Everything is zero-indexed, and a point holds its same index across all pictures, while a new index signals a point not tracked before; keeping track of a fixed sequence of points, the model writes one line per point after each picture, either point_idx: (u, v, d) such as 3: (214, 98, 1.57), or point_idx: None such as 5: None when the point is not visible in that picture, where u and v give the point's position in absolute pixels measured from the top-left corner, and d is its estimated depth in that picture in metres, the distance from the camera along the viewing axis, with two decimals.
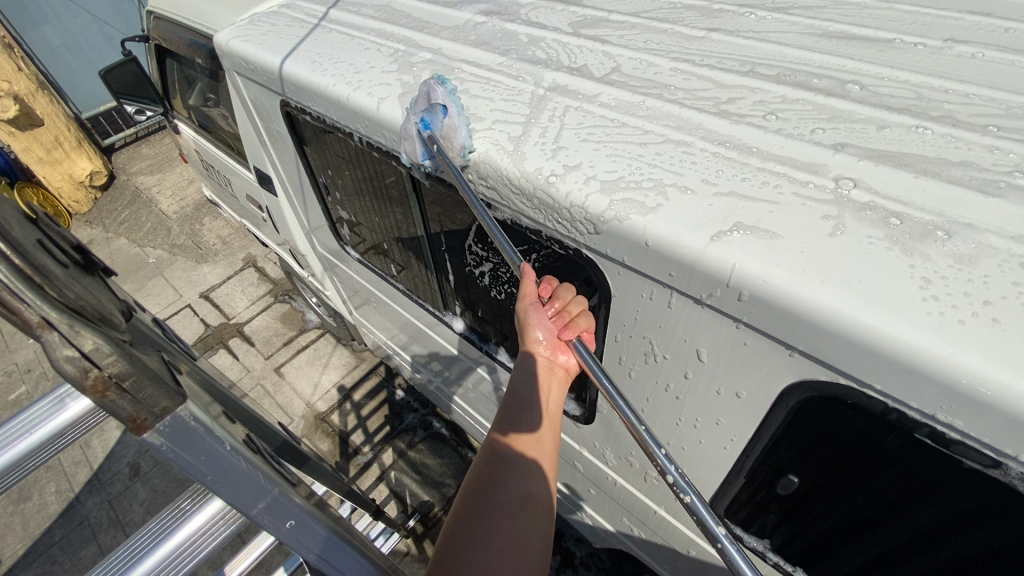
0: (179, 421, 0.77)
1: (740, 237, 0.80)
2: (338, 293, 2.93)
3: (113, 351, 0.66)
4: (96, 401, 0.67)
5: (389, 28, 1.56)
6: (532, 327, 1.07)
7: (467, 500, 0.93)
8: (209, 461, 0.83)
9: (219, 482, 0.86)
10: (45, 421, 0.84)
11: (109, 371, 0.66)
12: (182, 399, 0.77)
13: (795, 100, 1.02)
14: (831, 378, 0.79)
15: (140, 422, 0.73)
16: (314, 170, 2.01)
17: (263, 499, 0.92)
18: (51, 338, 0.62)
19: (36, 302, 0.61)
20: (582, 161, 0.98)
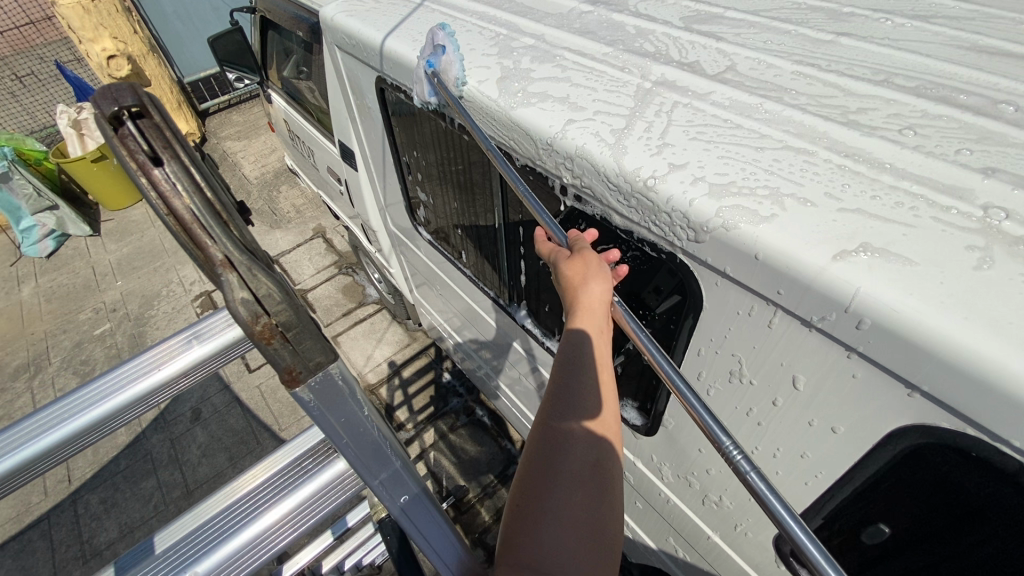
0: (330, 378, 0.79)
1: (868, 258, 0.73)
2: (401, 271, 2.99)
3: (282, 298, 0.68)
4: (261, 347, 0.69)
5: (491, 11, 1.55)
6: (598, 281, 0.98)
7: (525, 479, 0.85)
8: (349, 427, 0.88)
9: (353, 443, 0.91)
10: (177, 357, 0.97)
11: (276, 318, 0.68)
12: (333, 357, 0.79)
13: (936, 116, 0.93)
14: (955, 426, 0.71)
15: (296, 373, 0.75)
16: (399, 148, 2.04)
17: (386, 469, 0.97)
18: (230, 278, 0.64)
19: (222, 238, 0.64)
20: (689, 160, 0.93)
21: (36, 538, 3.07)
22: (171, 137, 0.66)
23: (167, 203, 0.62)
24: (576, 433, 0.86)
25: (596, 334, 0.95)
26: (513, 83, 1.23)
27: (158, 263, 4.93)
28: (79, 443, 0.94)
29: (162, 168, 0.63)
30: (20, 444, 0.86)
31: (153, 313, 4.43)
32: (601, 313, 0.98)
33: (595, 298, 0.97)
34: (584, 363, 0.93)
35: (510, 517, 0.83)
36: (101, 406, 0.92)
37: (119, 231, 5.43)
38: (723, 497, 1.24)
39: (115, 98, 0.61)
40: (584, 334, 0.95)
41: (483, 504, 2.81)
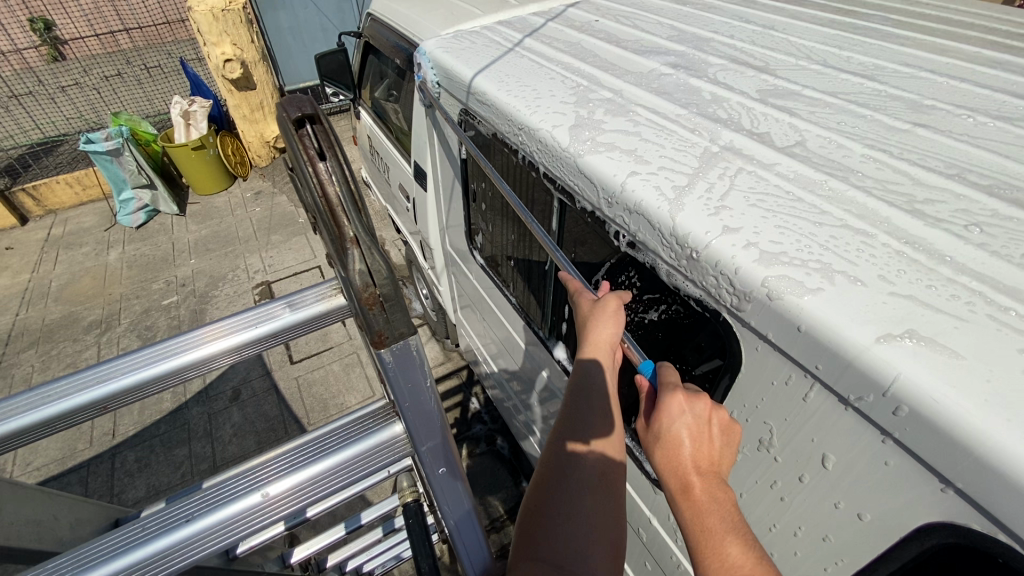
0: (407, 347, 0.95)
1: (913, 345, 0.74)
2: (449, 291, 3.10)
3: (388, 276, 0.84)
4: (364, 313, 0.87)
5: (576, 63, 1.67)
6: (608, 324, 1.04)
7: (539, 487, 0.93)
8: (412, 393, 1.00)
9: (413, 411, 1.02)
10: (274, 318, 1.17)
11: (380, 290, 0.84)
12: (413, 331, 0.95)
13: (1008, 217, 0.92)
14: (988, 532, 0.68)
15: (383, 338, 0.91)
16: (469, 175, 2.17)
17: (432, 438, 1.05)
18: (354, 252, 0.81)
19: (355, 222, 0.81)
20: (745, 225, 0.97)
21: (74, 482, 3.28)
22: (335, 141, 0.83)
23: (322, 188, 0.80)
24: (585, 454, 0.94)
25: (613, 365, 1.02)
26: (585, 131, 1.31)
27: (230, 249, 5.30)
28: (183, 376, 1.14)
29: (324, 162, 0.81)
30: (141, 366, 1.08)
31: (216, 293, 4.75)
32: (609, 351, 1.03)
33: (605, 336, 1.03)
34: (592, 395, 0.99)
35: (526, 521, 0.91)
36: (208, 345, 1.12)
37: (202, 214, 5.89)
38: None
39: (299, 107, 0.82)
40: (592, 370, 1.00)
41: (489, 536, 2.77)
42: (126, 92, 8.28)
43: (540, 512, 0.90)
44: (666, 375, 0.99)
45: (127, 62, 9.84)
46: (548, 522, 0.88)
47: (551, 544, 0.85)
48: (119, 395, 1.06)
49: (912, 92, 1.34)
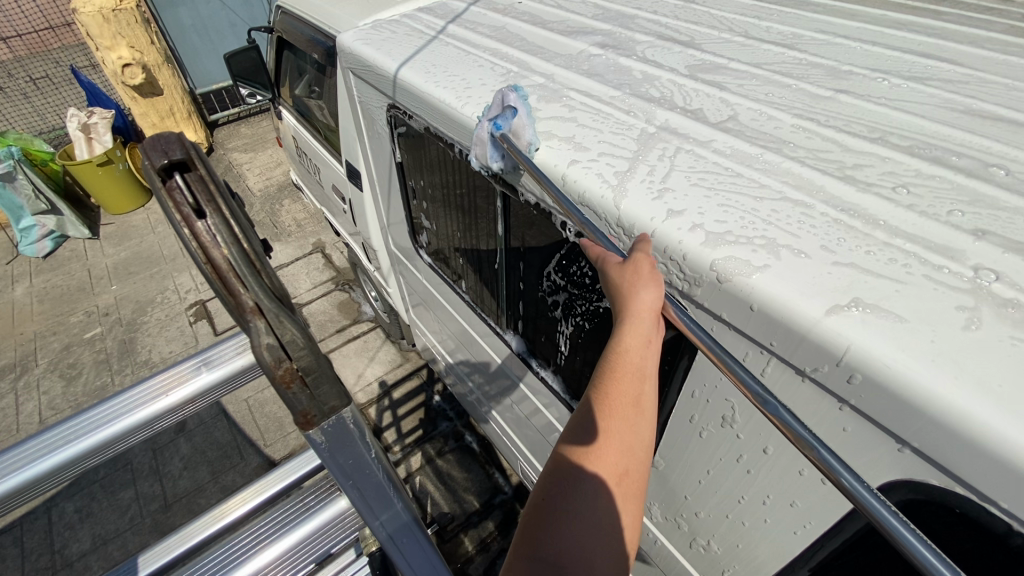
0: (340, 421, 1.07)
1: (861, 314, 0.75)
2: (398, 292, 3.00)
3: (302, 348, 0.90)
4: (284, 390, 0.93)
5: (504, 48, 1.61)
6: (648, 288, 0.89)
7: (556, 474, 0.85)
8: (356, 466, 1.08)
9: (358, 488, 1.07)
10: (187, 382, 1.07)
11: (296, 363, 0.91)
12: (345, 404, 1.06)
13: (930, 176, 0.95)
14: (942, 484, 0.71)
15: (309, 411, 0.99)
16: (405, 173, 2.08)
17: (387, 506, 1.07)
18: (258, 325, 0.85)
19: (254, 291, 0.83)
20: (689, 207, 0.96)
21: (6, 544, 2.98)
22: (214, 190, 0.82)
23: (208, 254, 0.80)
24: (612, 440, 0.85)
25: (651, 339, 0.90)
26: None
27: (155, 269, 4.92)
28: (85, 464, 1.02)
29: (204, 220, 0.81)
30: (27, 462, 0.95)
31: (145, 319, 4.40)
32: (651, 326, 0.89)
33: (646, 306, 0.89)
34: (626, 371, 0.88)
35: (532, 510, 0.84)
36: (111, 427, 1.01)
37: (118, 235, 5.42)
38: (711, 541, 1.22)
39: (165, 153, 0.78)
40: (628, 343, 0.88)
41: (467, 534, 2.75)
42: (11, 107, 7.43)
43: (553, 501, 0.82)
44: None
45: (7, 74, 8.83)
46: (562, 516, 0.81)
47: (562, 537, 0.79)
48: (3, 499, 0.93)
49: (829, 58, 1.38)
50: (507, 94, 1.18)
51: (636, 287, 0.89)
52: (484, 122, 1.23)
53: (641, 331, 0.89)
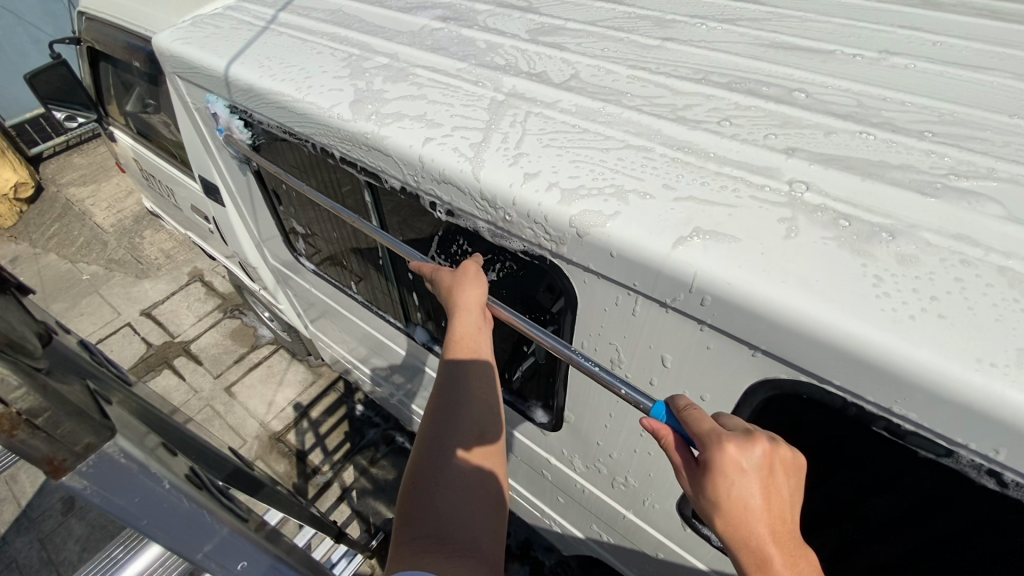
0: (103, 459, 0.81)
1: (702, 241, 0.82)
2: (292, 307, 2.81)
3: (23, 387, 0.73)
4: (5, 441, 0.72)
5: (342, 32, 1.52)
6: (470, 287, 1.04)
7: (419, 461, 0.93)
8: (145, 504, 0.88)
9: (158, 527, 0.91)
10: None
11: (15, 408, 0.72)
12: (109, 436, 0.81)
13: (748, 107, 1.05)
14: (791, 376, 0.80)
15: (58, 463, 0.76)
16: (267, 179, 1.92)
17: (208, 542, 0.99)
18: None
19: None
20: (543, 167, 0.98)
21: None
22: None
23: None
24: (462, 415, 0.97)
25: (483, 327, 1.04)
26: (367, 105, 1.21)
27: None
28: None
29: None
30: None
31: None
32: (478, 316, 1.03)
33: (472, 300, 1.03)
34: (467, 351, 1.01)
35: (404, 500, 0.90)
36: None
37: None
38: (629, 477, 1.30)
39: None
40: (462, 334, 1.01)
41: None
42: None
43: (420, 486, 0.90)
44: (700, 427, 0.71)
45: None
46: (429, 494, 0.88)
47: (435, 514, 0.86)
48: None
49: (654, 9, 1.46)
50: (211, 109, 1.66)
51: (461, 289, 1.04)
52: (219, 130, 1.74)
53: (474, 319, 1.03)
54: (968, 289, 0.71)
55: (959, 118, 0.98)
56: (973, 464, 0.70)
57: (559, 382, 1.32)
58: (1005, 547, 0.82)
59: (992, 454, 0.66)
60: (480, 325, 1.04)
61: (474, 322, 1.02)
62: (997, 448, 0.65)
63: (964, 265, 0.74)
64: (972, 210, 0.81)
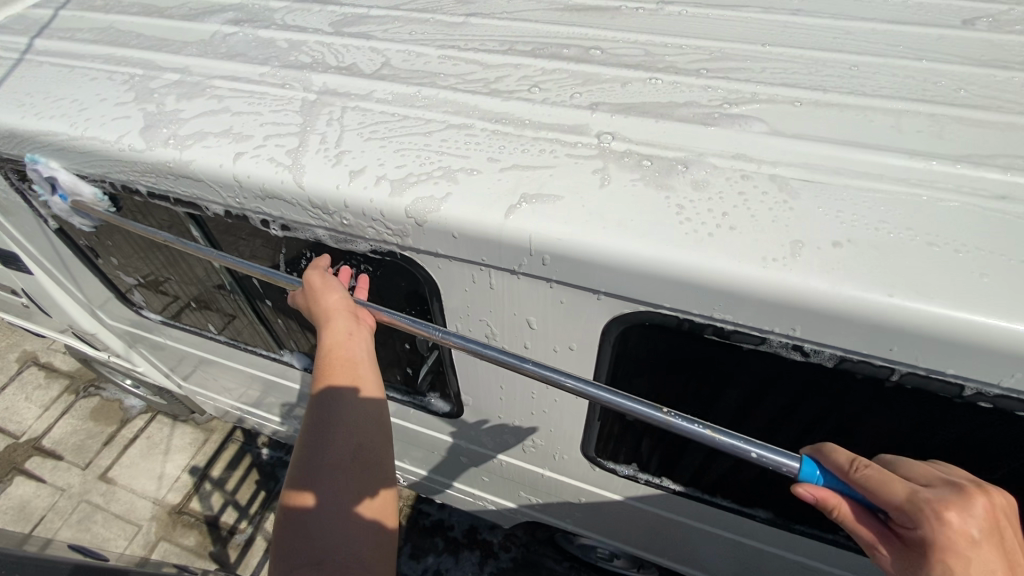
0: None
1: (530, 205, 0.85)
2: (155, 367, 2.35)
3: None
4: None
5: (118, 51, 1.34)
6: (329, 293, 1.02)
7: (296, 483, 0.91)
8: None
9: None
10: None
11: None
12: None
13: (553, 70, 1.10)
14: (634, 309, 0.88)
15: None
16: (71, 232, 1.62)
17: None
18: None
19: None
20: (368, 163, 0.96)
21: None
22: None
23: None
24: (338, 426, 0.93)
25: (351, 329, 1.01)
26: (162, 130, 1.08)
27: None
28: None
29: None
30: None
31: None
32: (344, 320, 1.00)
33: (333, 306, 1.01)
34: (336, 360, 0.97)
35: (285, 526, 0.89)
36: None
37: None
38: (535, 438, 1.36)
39: None
40: (328, 342, 0.99)
41: None
42: None
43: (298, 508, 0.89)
44: (841, 460, 0.73)
45: None
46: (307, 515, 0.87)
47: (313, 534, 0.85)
48: None
49: None
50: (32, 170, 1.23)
51: (320, 296, 1.02)
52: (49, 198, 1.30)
53: (340, 325, 1.00)
54: (749, 200, 0.83)
55: (726, 53, 1.11)
56: (782, 344, 0.81)
57: (448, 368, 1.32)
58: (815, 414, 0.93)
59: (793, 332, 0.78)
60: (347, 329, 1.00)
61: (339, 327, 1.00)
62: (793, 326, 0.77)
63: (744, 179, 0.86)
64: (744, 131, 0.93)
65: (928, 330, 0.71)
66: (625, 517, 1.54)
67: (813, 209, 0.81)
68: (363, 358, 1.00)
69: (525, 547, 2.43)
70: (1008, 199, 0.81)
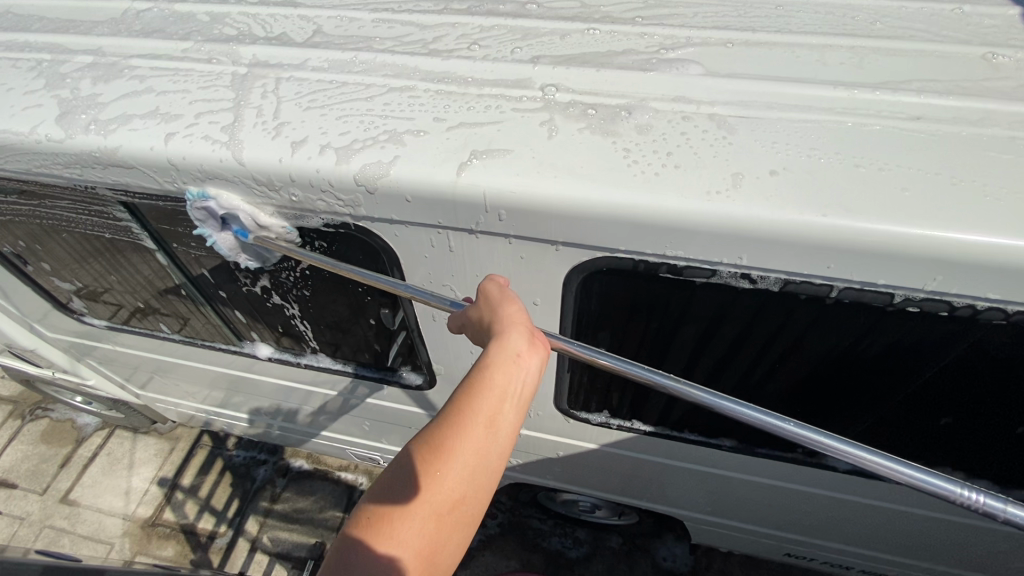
0: None
1: (480, 162, 0.86)
2: (106, 378, 2.22)
3: None
4: None
5: (17, 36, 1.22)
6: (509, 305, 0.82)
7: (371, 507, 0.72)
8: None
9: None
10: None
11: None
12: None
13: (491, 27, 1.09)
14: (591, 255, 0.90)
15: None
16: None
17: None
18: None
19: None
20: (310, 132, 0.93)
21: None
22: None
23: None
24: (450, 463, 0.71)
25: (522, 356, 0.76)
26: (80, 116, 1.01)
27: None
28: None
29: None
30: None
31: None
32: (520, 343, 0.77)
33: (511, 321, 0.79)
34: (489, 388, 0.73)
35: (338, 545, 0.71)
36: None
37: None
38: None
39: None
40: (493, 359, 0.75)
41: None
42: None
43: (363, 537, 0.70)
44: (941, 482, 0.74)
45: None
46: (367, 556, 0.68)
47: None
48: None
49: None
50: (197, 207, 1.00)
51: (499, 308, 0.81)
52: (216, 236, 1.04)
53: (510, 342, 0.76)
54: (691, 139, 0.86)
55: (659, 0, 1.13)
56: (731, 274, 0.85)
57: (417, 340, 1.30)
58: (766, 339, 1.00)
59: (740, 261, 0.82)
60: (514, 358, 0.75)
61: (511, 349, 0.76)
62: (739, 255, 0.82)
63: (685, 120, 0.89)
64: (682, 74, 0.95)
65: (881, 248, 0.76)
66: (603, 465, 1.60)
67: (751, 142, 0.85)
68: (515, 394, 0.74)
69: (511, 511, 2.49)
70: (922, 118, 0.87)
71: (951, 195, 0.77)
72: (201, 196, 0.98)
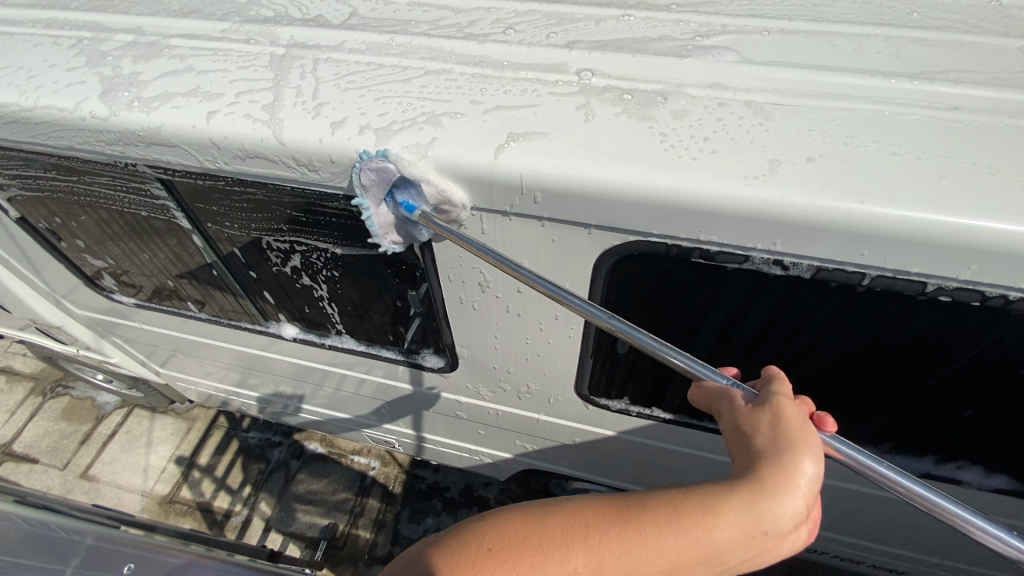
0: None
1: (519, 144, 0.87)
2: (130, 356, 2.27)
3: None
4: None
5: (58, 14, 1.25)
6: (806, 456, 0.69)
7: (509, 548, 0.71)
8: None
9: None
10: None
11: None
12: None
13: (526, 12, 1.10)
14: (624, 240, 0.92)
15: None
16: (28, 216, 1.53)
17: None
18: None
19: None
20: (350, 112, 0.95)
21: None
22: None
23: None
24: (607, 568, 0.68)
25: (769, 527, 0.66)
26: (123, 93, 1.03)
27: None
28: None
29: None
30: None
31: None
32: (778, 520, 0.66)
33: (791, 475, 0.67)
34: (706, 537, 0.66)
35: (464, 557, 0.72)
36: None
37: None
38: (531, 384, 1.41)
39: None
40: (740, 510, 0.66)
41: (359, 526, 2.49)
42: None
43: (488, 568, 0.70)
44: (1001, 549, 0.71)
45: None
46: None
47: None
48: None
49: None
50: (367, 170, 0.90)
51: (790, 451, 0.69)
52: (371, 206, 0.94)
53: (775, 510, 0.66)
54: (728, 125, 0.86)
55: None
56: (764, 261, 0.86)
57: (442, 323, 1.32)
58: (793, 328, 1.01)
59: (774, 247, 0.83)
60: (764, 523, 0.66)
61: (767, 518, 0.66)
62: (773, 241, 0.82)
63: (721, 106, 0.89)
64: (718, 61, 0.96)
65: (918, 235, 0.77)
66: (619, 453, 1.62)
67: (787, 129, 0.85)
68: (723, 556, 0.67)
69: (521, 499, 2.53)
70: (960, 109, 0.87)
71: (989, 185, 0.77)
72: (381, 157, 0.89)
